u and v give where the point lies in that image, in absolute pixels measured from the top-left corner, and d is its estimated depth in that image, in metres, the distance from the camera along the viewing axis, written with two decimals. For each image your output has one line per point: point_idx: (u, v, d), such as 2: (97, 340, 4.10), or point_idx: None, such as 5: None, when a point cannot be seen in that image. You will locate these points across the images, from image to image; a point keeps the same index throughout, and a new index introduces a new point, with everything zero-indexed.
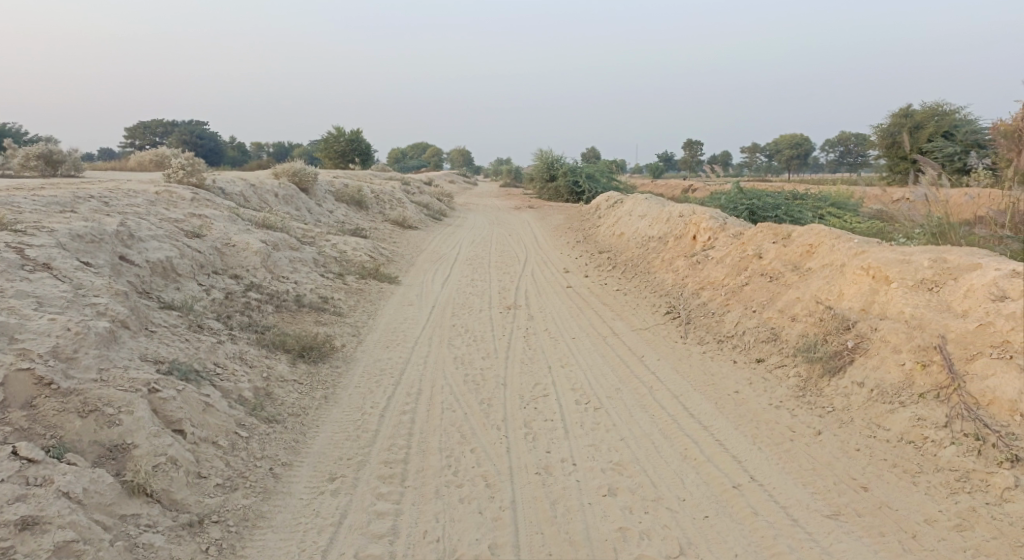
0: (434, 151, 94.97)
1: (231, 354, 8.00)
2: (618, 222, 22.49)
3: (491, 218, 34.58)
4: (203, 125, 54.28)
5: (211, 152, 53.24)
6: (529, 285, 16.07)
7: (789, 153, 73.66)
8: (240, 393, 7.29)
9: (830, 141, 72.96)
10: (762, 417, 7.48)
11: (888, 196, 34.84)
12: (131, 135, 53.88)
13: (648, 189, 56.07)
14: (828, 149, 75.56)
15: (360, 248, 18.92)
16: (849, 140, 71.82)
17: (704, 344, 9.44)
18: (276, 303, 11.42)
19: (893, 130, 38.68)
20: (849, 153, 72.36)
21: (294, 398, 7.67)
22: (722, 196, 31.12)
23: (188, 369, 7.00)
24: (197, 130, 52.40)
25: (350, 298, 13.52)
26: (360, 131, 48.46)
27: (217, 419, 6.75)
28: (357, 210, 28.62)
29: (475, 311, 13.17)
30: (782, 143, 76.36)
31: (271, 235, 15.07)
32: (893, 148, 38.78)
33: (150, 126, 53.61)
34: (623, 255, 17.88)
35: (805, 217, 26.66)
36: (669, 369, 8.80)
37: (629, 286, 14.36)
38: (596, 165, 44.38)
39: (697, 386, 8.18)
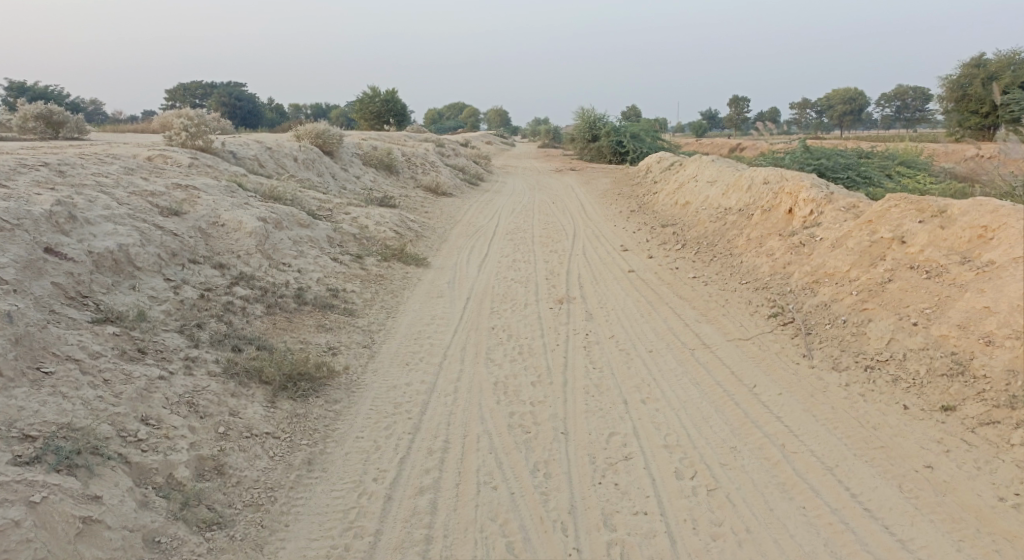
0: (472, 111, 91.95)
1: (173, 398, 5.83)
2: (680, 189, 19.72)
3: (531, 182, 31.95)
4: (241, 87, 52.23)
5: (250, 116, 51.16)
6: (583, 268, 13.61)
7: (842, 109, 69.38)
8: (172, 472, 5.30)
9: (886, 95, 68.55)
10: (998, 525, 5.30)
11: (957, 154, 31.63)
12: (169, 97, 51.85)
13: (693, 147, 52.74)
14: (882, 105, 71.18)
15: (386, 221, 16.49)
16: (907, 94, 67.38)
17: (841, 369, 7.06)
18: (268, 302, 8.91)
19: (963, 81, 35.02)
20: (906, 109, 68.09)
21: (255, 472, 5.59)
22: (785, 155, 28.19)
23: (70, 452, 5.00)
24: (232, 91, 50.21)
25: (366, 290, 10.99)
26: (397, 91, 45.77)
27: (100, 544, 4.72)
28: (387, 176, 26.20)
29: (520, 308, 10.73)
30: (833, 99, 72.03)
31: (275, 209, 12.60)
32: (964, 101, 35.10)
33: (189, 87, 51.60)
34: (692, 231, 15.27)
35: (879, 180, 23.63)
36: (799, 412, 6.40)
37: (710, 275, 11.80)
38: (642, 123, 41.40)
39: (858, 455, 5.90)
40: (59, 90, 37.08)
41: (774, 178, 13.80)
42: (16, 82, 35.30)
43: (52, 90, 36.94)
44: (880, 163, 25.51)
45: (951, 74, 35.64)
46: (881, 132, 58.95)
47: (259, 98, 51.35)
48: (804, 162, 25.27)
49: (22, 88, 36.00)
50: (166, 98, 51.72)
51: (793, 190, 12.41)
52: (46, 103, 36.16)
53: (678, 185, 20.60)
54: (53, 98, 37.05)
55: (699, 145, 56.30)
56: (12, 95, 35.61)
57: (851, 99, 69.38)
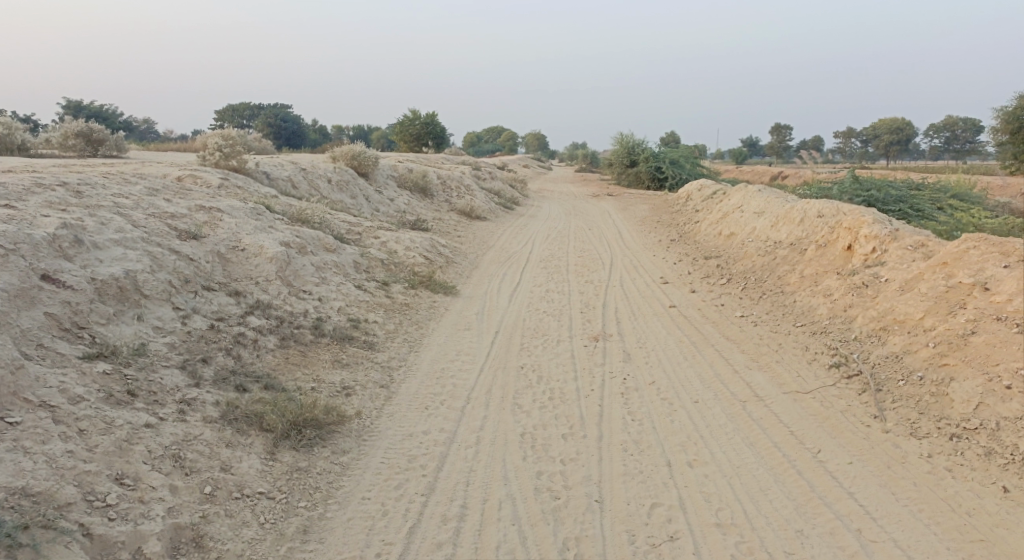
0: (510, 135, 91.75)
1: (148, 453, 5.41)
2: (725, 219, 19.04)
3: (568, 207, 31.32)
4: (286, 107, 52.40)
5: (294, 136, 51.18)
6: (621, 302, 12.95)
7: (888, 139, 67.71)
8: (136, 544, 4.88)
9: (933, 126, 66.84)
10: None
11: (1011, 188, 30.32)
12: (216, 117, 52.10)
13: (733, 175, 51.66)
14: (928, 136, 69.50)
15: (417, 245, 15.91)
16: (957, 125, 65.52)
17: (923, 437, 6.48)
18: (282, 334, 8.27)
19: (1016, 114, 33.72)
20: (954, 140, 66.29)
21: (234, 543, 5.15)
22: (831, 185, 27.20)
23: (16, 527, 4.57)
24: (277, 112, 50.33)
25: (389, 321, 10.31)
26: (437, 113, 45.46)
27: None
28: (422, 198, 25.73)
29: (555, 344, 10.08)
30: (878, 129, 70.52)
31: (301, 233, 12.03)
32: (1018, 134, 33.71)
33: (237, 107, 51.84)
34: (738, 265, 14.55)
35: (930, 214, 22.57)
36: (881, 492, 5.82)
37: (759, 314, 11.02)
38: (683, 149, 40.55)
39: (955, 550, 5.35)
40: (112, 108, 37.38)
41: (829, 213, 13.40)
42: (70, 99, 35.63)
43: (104, 108, 37.25)
44: (933, 195, 24.39)
45: (1006, 105, 34.00)
46: (928, 163, 57.34)
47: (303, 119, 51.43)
48: (851, 194, 24.29)
49: (76, 106, 36.35)
50: (214, 118, 51.93)
51: (853, 225, 11.87)
52: (99, 122, 36.46)
53: (722, 216, 19.84)
54: (105, 116, 37.35)
55: (740, 173, 55.19)
56: (66, 113, 35.92)
57: (896, 129, 67.76)
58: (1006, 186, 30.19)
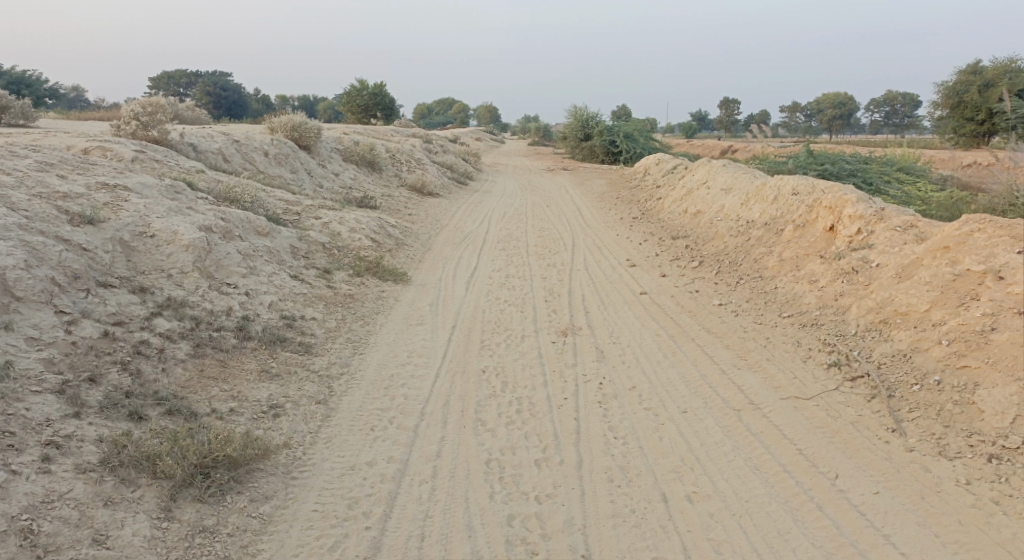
0: (460, 108, 90.11)
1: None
2: (690, 197, 18.12)
3: (522, 182, 30.16)
4: (226, 76, 50.10)
5: (235, 106, 48.94)
6: (587, 290, 11.96)
7: (831, 113, 67.90)
8: None
9: (875, 100, 67.24)
10: None
11: (954, 161, 30.15)
12: (154, 86, 49.54)
13: (684, 149, 51.00)
14: (873, 109, 69.77)
15: (363, 225, 14.62)
16: (895, 100, 66.27)
17: (964, 456, 5.87)
18: (198, 339, 6.98)
19: (960, 88, 33.42)
20: (895, 114, 66.92)
21: None
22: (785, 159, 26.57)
23: None
24: (218, 82, 48.05)
25: (330, 317, 9.04)
26: (385, 85, 43.78)
27: None
28: (368, 173, 24.30)
29: (512, 342, 8.89)
30: (824, 103, 70.53)
31: (226, 216, 10.76)
32: (959, 108, 33.54)
33: (176, 77, 49.26)
34: (710, 246, 13.63)
35: (888, 189, 21.98)
36: (920, 533, 5.28)
37: (739, 303, 10.05)
38: (634, 122, 39.66)
39: None
40: (42, 77, 34.89)
41: (805, 190, 12.49)
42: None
43: (33, 77, 34.74)
44: (888, 169, 23.83)
45: (946, 81, 33.92)
46: (873, 137, 57.48)
47: (247, 90, 49.16)
48: (808, 167, 23.58)
49: (2, 75, 33.80)
50: (152, 87, 49.38)
51: (834, 204, 10.90)
52: (29, 93, 34.00)
53: (687, 193, 18.85)
54: (34, 85, 34.82)
55: (691, 147, 54.56)
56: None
57: (840, 101, 68.21)
58: (953, 158, 29.91)
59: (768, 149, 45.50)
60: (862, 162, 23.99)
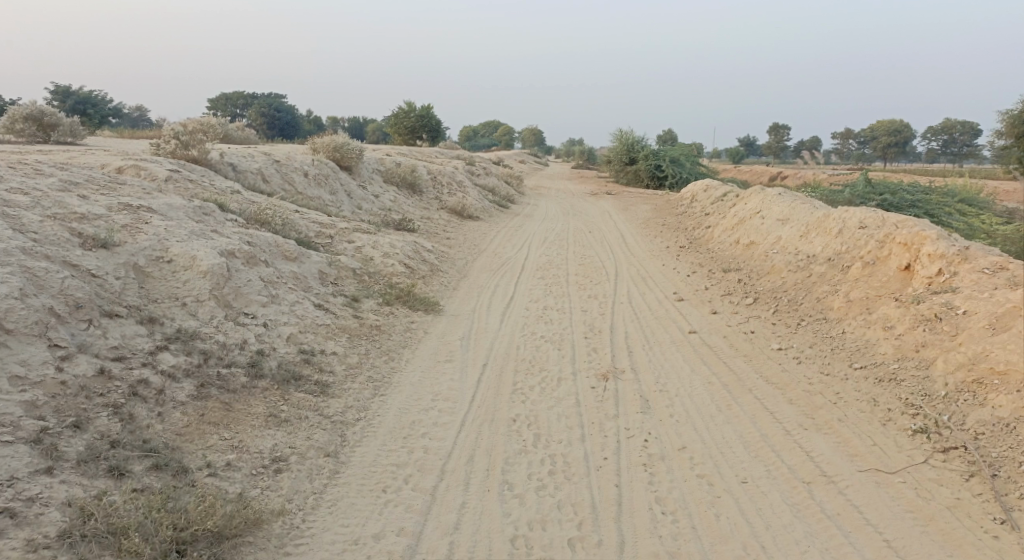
0: (506, 130, 89.90)
1: None
2: (743, 226, 17.19)
3: (566, 206, 29.44)
4: (281, 97, 50.36)
5: (289, 126, 49.10)
6: (633, 326, 11.15)
7: (883, 142, 66.10)
8: None
9: (929, 128, 65.35)
10: None
11: (1017, 194, 28.74)
12: (211, 106, 49.94)
13: (731, 175, 49.84)
14: (928, 138, 67.76)
15: (399, 250, 14.01)
16: (952, 128, 64.27)
17: None
18: (204, 379, 6.30)
19: (1022, 118, 31.94)
20: (952, 144, 64.95)
21: None
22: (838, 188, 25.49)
23: None
24: (272, 101, 48.25)
25: (352, 353, 8.34)
26: (433, 106, 43.47)
27: None
28: (410, 195, 23.79)
29: (551, 387, 8.12)
30: (876, 131, 68.75)
31: (253, 240, 10.22)
32: (1022, 139, 32.05)
33: (231, 96, 49.41)
34: (764, 280, 12.75)
35: (949, 221, 20.83)
36: None
37: (800, 350, 9.15)
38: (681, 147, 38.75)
39: None
40: (104, 96, 35.17)
41: (873, 225, 11.58)
42: (60, 84, 33.38)
43: (95, 94, 35.02)
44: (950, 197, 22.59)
45: (1008, 110, 32.45)
46: (927, 167, 55.73)
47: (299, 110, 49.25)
48: (864, 197, 22.48)
49: (66, 92, 34.08)
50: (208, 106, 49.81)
51: (912, 241, 9.96)
52: (90, 110, 34.27)
53: (739, 223, 17.92)
54: (96, 103, 35.09)
55: (739, 173, 53.35)
56: (55, 99, 33.66)
57: (893, 130, 66.15)
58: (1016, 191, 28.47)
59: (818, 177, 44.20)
60: (922, 192, 22.84)
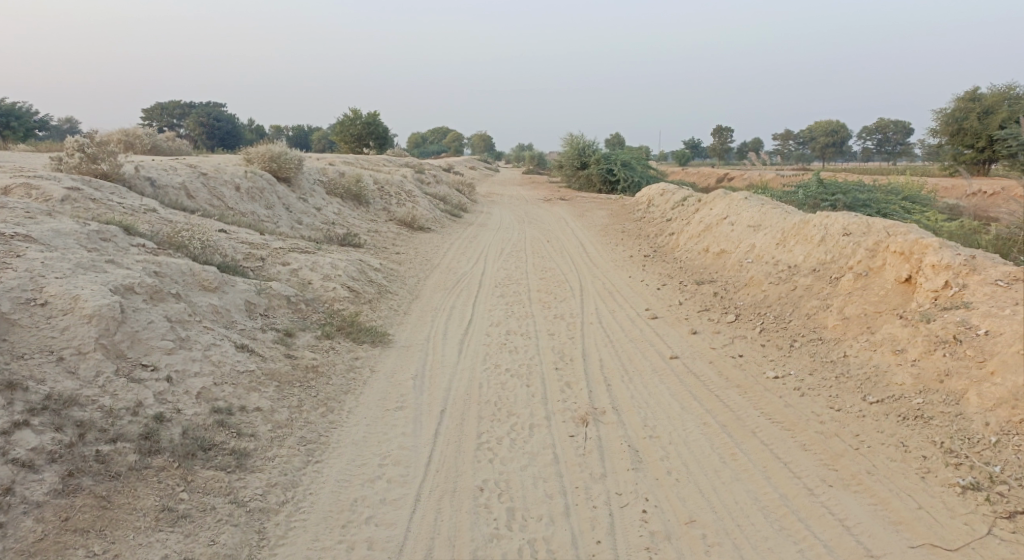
0: (453, 136, 88.55)
1: None
2: (711, 233, 16.20)
3: (519, 213, 28.25)
4: (220, 106, 48.25)
5: (229, 136, 47.05)
6: (606, 353, 10.00)
7: (824, 141, 66.40)
8: None
9: (867, 127, 65.91)
10: None
11: (958, 192, 28.56)
12: (148, 118, 47.47)
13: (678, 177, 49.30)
14: (865, 137, 68.30)
15: (341, 270, 12.65)
16: (887, 127, 64.97)
17: None
18: (72, 466, 5.37)
19: (957, 115, 31.77)
20: (888, 142, 65.71)
21: None
22: (786, 190, 24.77)
23: None
24: (211, 111, 46.15)
25: (280, 407, 7.02)
26: (379, 113, 42.04)
27: None
28: (355, 207, 22.35)
29: (519, 441, 6.88)
30: (818, 130, 69.10)
31: (162, 269, 8.84)
32: (957, 136, 31.92)
33: (167, 106, 46.84)
34: (742, 294, 11.76)
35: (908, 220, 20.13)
36: None
37: (799, 376, 8.01)
38: (628, 150, 37.89)
39: None
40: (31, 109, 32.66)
41: (859, 231, 10.60)
42: None
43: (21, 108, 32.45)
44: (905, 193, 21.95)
45: (944, 107, 32.30)
46: (867, 166, 56.02)
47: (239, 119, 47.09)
48: (817, 199, 21.62)
49: None
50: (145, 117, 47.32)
51: (909, 248, 8.94)
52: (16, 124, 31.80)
53: (706, 229, 16.94)
54: (24, 116, 32.51)
55: (686, 175, 52.86)
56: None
57: (832, 130, 66.39)
58: (959, 188, 28.24)
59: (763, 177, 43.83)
60: (876, 190, 22.17)
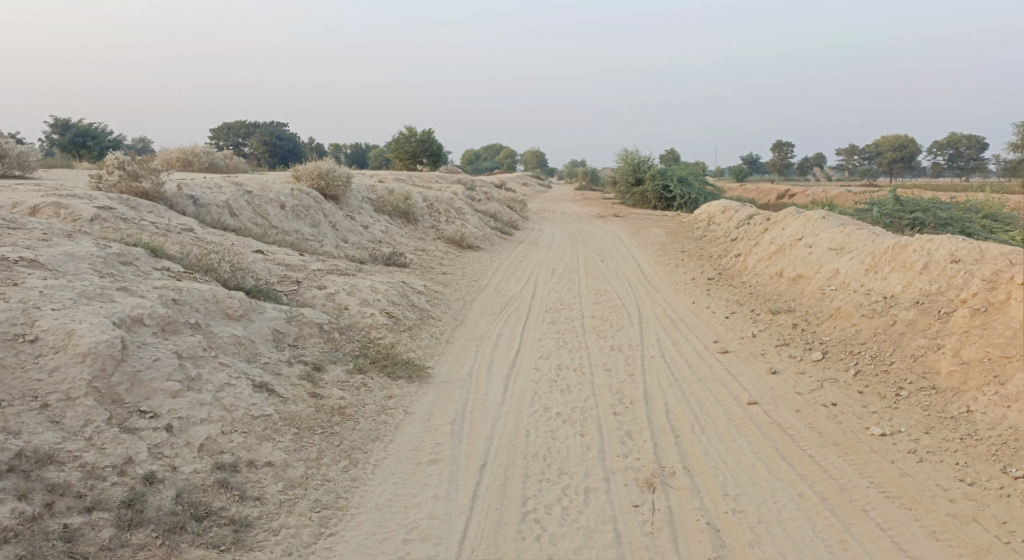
0: (508, 153, 87.89)
1: None
2: (784, 257, 14.94)
3: (572, 231, 27.12)
4: (283, 126, 48.27)
5: (290, 155, 46.88)
6: (673, 394, 8.83)
7: (889, 157, 63.84)
8: None
9: (935, 142, 63.09)
10: None
11: None
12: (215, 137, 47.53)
13: (737, 194, 47.59)
14: (933, 153, 65.46)
15: (383, 293, 11.69)
16: (957, 143, 62.03)
17: None
18: (26, 549, 4.62)
19: None
20: (957, 157, 62.82)
21: None
22: (855, 208, 23.18)
23: None
24: (273, 129, 46.08)
25: (295, 461, 6.00)
26: (434, 130, 41.40)
27: None
28: (403, 224, 21.51)
29: (573, 515, 5.82)
30: (883, 146, 66.59)
31: (182, 294, 7.93)
32: None
33: (234, 126, 47.03)
34: (828, 329, 10.69)
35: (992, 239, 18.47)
36: None
37: (912, 435, 7.09)
38: (686, 165, 36.45)
39: None
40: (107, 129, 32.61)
41: (972, 262, 9.77)
42: (60, 119, 30.86)
43: (98, 129, 32.43)
44: (991, 209, 20.28)
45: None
46: (937, 183, 53.52)
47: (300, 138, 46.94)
48: (891, 216, 19.98)
49: (66, 126, 31.60)
50: (212, 137, 47.32)
51: None
52: (92, 144, 31.70)
53: (777, 252, 15.63)
54: (99, 136, 32.47)
55: (745, 191, 51.09)
56: (54, 133, 31.15)
57: (899, 146, 63.68)
58: None
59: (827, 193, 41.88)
60: (955, 206, 20.53)
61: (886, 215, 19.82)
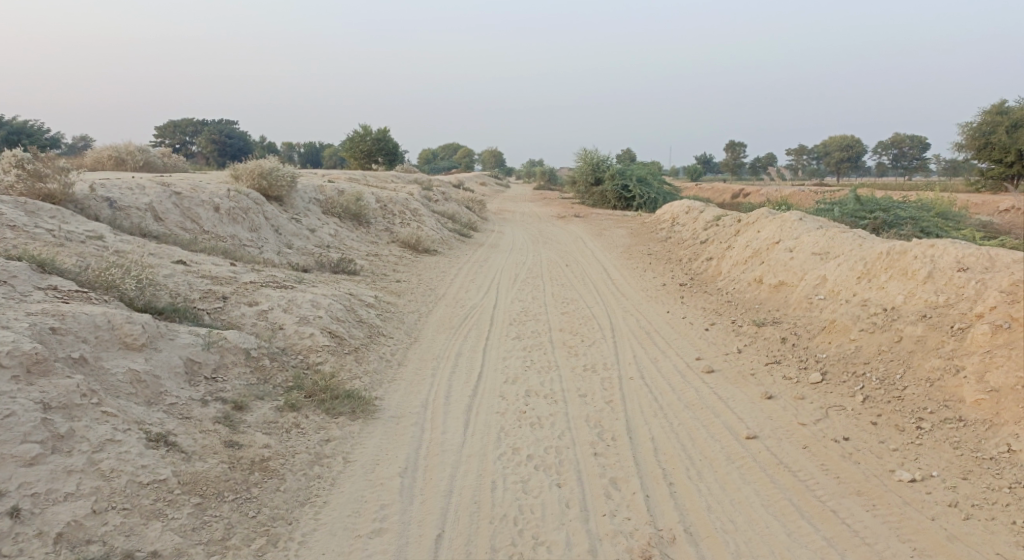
0: (465, 152, 86.43)
1: None
2: (764, 261, 13.87)
3: (533, 232, 25.87)
4: (233, 124, 46.28)
5: (241, 155, 44.95)
6: (660, 428, 7.62)
7: (838, 156, 63.87)
8: None
9: (880, 142, 63.20)
10: None
11: (988, 206, 26.01)
12: (160, 134, 45.25)
13: (690, 194, 46.85)
14: (879, 152, 65.70)
15: (328, 307, 10.28)
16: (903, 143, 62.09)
17: None
18: None
19: (982, 129, 29.21)
20: (903, 156, 63.02)
21: None
22: (814, 206, 22.19)
23: None
24: (223, 127, 44.17)
25: (192, 547, 4.97)
26: (389, 128, 39.84)
27: None
28: (354, 227, 20.05)
29: None
30: (831, 145, 66.56)
31: (65, 322, 6.54)
32: (983, 150, 29.37)
33: (179, 123, 44.75)
34: (823, 344, 9.47)
35: (953, 237, 17.58)
36: None
37: (947, 481, 6.14)
38: (642, 164, 35.48)
39: None
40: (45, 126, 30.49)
41: (982, 272, 8.66)
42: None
43: (36, 125, 30.31)
44: (944, 207, 19.31)
45: (970, 121, 29.76)
46: (886, 181, 53.48)
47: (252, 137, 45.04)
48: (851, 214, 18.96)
49: (0, 123, 29.48)
50: (157, 135, 45.04)
51: None
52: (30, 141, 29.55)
53: (756, 257, 14.52)
54: (35, 133, 30.35)
55: (700, 192, 50.38)
56: None
57: (847, 146, 63.88)
58: (988, 204, 25.84)
59: (779, 192, 41.30)
60: (912, 201, 19.61)
61: (849, 213, 18.71)
